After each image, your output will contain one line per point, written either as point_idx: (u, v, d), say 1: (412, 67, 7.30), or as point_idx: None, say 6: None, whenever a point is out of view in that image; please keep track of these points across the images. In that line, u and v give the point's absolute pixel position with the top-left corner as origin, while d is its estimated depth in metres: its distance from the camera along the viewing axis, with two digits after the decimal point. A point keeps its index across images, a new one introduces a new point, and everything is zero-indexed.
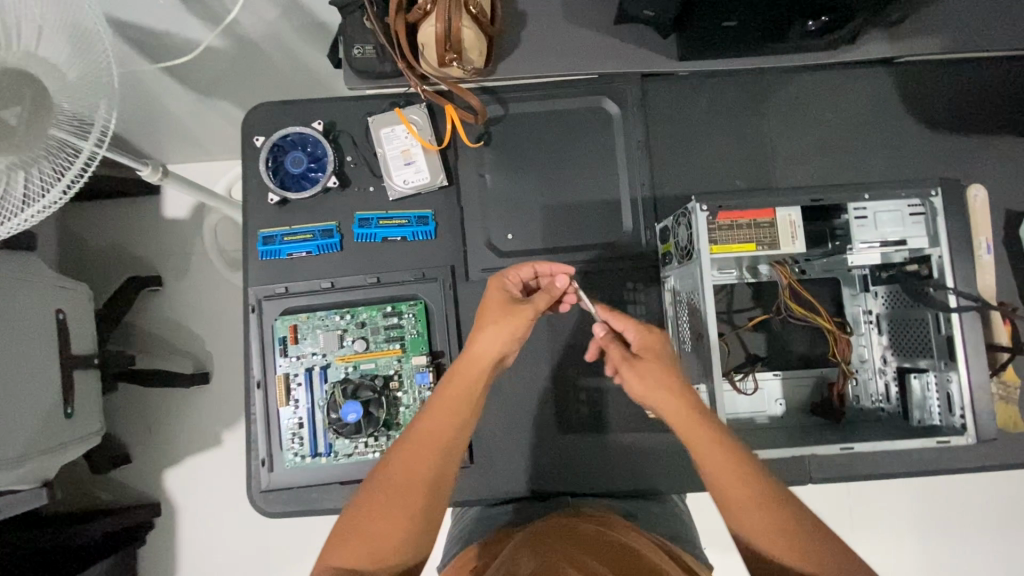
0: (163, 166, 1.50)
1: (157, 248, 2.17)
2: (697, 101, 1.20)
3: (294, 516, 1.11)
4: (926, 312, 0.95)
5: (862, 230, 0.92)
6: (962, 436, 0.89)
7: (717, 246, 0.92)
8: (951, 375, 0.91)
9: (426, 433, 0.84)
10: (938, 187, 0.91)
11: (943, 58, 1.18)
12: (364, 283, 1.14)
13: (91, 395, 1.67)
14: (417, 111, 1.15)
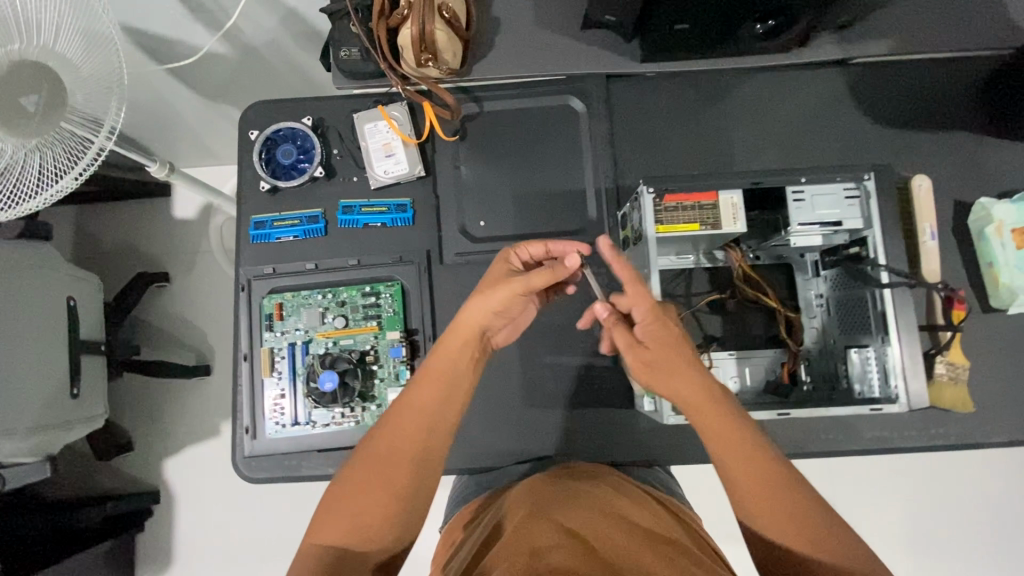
0: (170, 163, 1.61)
1: (166, 245, 2.29)
2: (660, 99, 1.28)
3: (274, 482, 1.18)
4: (864, 290, 1.02)
5: (799, 212, 0.99)
6: (895, 404, 0.95)
7: (663, 227, 1.00)
8: (886, 349, 0.98)
9: (417, 403, 0.91)
10: (871, 172, 0.98)
11: (892, 60, 1.26)
12: (345, 265, 1.22)
13: (96, 379, 1.77)
14: (398, 108, 1.25)
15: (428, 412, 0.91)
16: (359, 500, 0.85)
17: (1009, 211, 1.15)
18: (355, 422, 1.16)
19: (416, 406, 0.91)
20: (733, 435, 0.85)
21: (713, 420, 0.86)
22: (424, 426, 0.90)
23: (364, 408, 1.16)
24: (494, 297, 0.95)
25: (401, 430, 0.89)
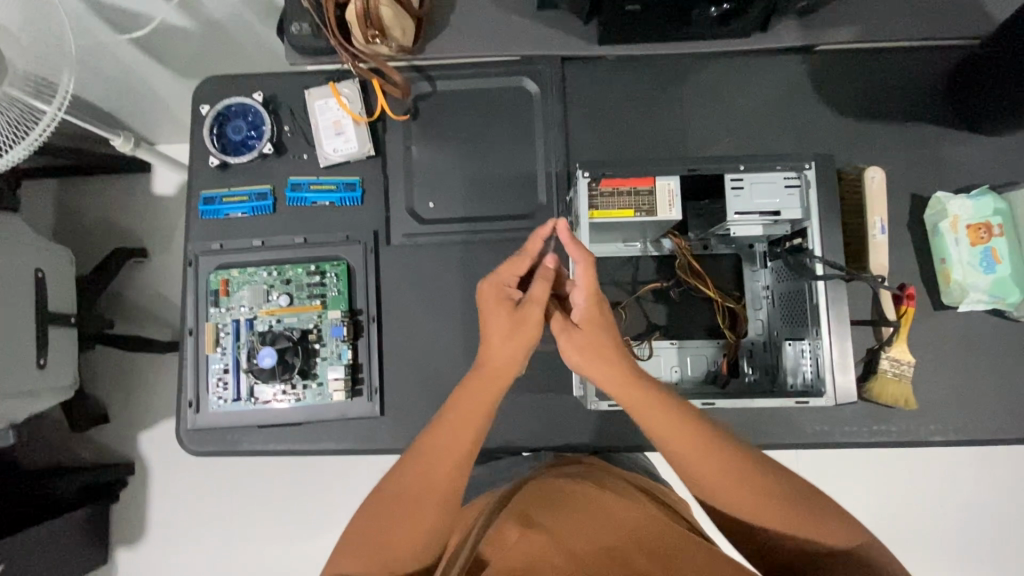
0: (135, 137, 1.59)
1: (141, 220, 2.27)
2: (617, 83, 1.25)
3: (217, 456, 1.19)
4: (801, 282, 1.00)
5: (736, 200, 0.98)
6: (822, 398, 0.94)
7: (597, 212, 0.99)
8: (818, 342, 0.96)
9: (445, 447, 0.86)
10: (812, 162, 0.97)
11: (855, 47, 1.22)
12: (292, 243, 1.22)
13: (65, 350, 1.79)
14: (349, 85, 1.24)
15: (462, 455, 0.86)
16: (387, 543, 0.84)
17: (965, 206, 1.13)
18: (296, 400, 1.17)
19: (442, 449, 0.86)
20: (682, 429, 0.80)
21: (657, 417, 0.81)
22: (459, 470, 0.86)
23: (305, 386, 1.16)
24: (511, 333, 0.88)
25: (423, 473, 0.85)
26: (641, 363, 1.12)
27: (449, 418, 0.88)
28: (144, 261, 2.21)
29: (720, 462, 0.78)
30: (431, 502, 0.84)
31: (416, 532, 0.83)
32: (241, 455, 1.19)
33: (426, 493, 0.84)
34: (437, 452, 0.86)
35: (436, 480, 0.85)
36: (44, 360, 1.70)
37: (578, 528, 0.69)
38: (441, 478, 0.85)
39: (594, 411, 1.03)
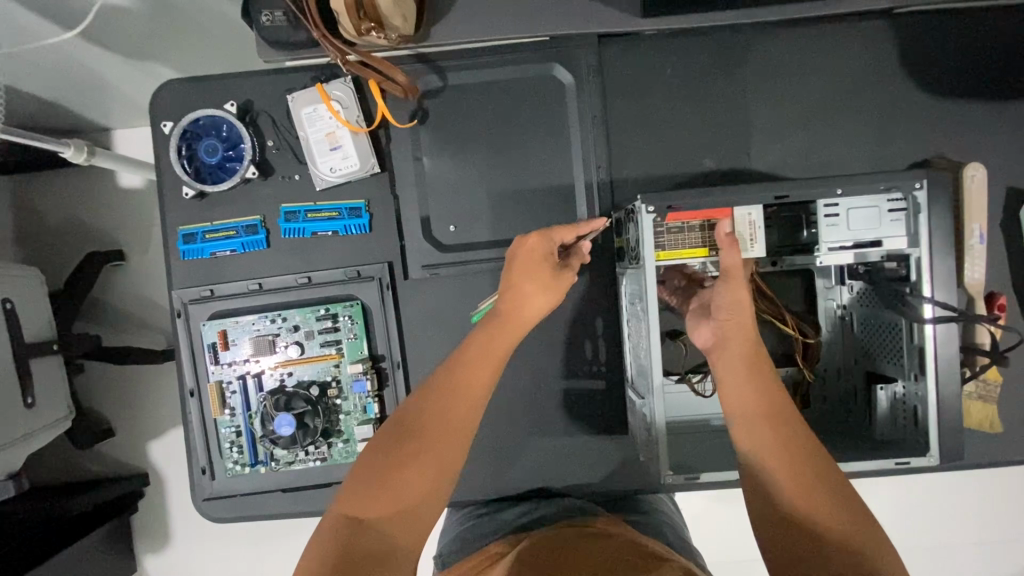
0: (88, 144, 1.22)
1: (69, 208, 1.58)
2: (664, 67, 1.05)
3: (240, 521, 1.09)
4: (899, 318, 0.91)
5: (831, 230, 0.89)
6: (924, 456, 0.89)
7: (665, 253, 0.89)
8: (920, 389, 0.89)
9: (457, 389, 0.77)
10: (925, 181, 0.85)
11: (949, 9, 1.02)
12: (295, 284, 1.05)
13: (58, 373, 1.37)
14: (341, 86, 1.03)
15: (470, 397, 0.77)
16: (388, 494, 0.69)
17: None
18: (321, 460, 1.05)
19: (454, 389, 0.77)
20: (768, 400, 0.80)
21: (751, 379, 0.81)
22: (469, 416, 0.76)
23: (330, 445, 1.04)
24: (551, 287, 0.83)
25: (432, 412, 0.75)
26: (704, 401, 1.02)
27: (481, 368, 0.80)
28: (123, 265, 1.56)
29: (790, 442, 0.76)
30: (442, 442, 0.73)
31: (420, 481, 0.71)
32: (267, 519, 1.10)
33: (436, 431, 0.74)
34: (454, 392, 0.77)
35: (448, 426, 0.75)
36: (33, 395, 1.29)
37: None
38: (455, 420, 0.75)
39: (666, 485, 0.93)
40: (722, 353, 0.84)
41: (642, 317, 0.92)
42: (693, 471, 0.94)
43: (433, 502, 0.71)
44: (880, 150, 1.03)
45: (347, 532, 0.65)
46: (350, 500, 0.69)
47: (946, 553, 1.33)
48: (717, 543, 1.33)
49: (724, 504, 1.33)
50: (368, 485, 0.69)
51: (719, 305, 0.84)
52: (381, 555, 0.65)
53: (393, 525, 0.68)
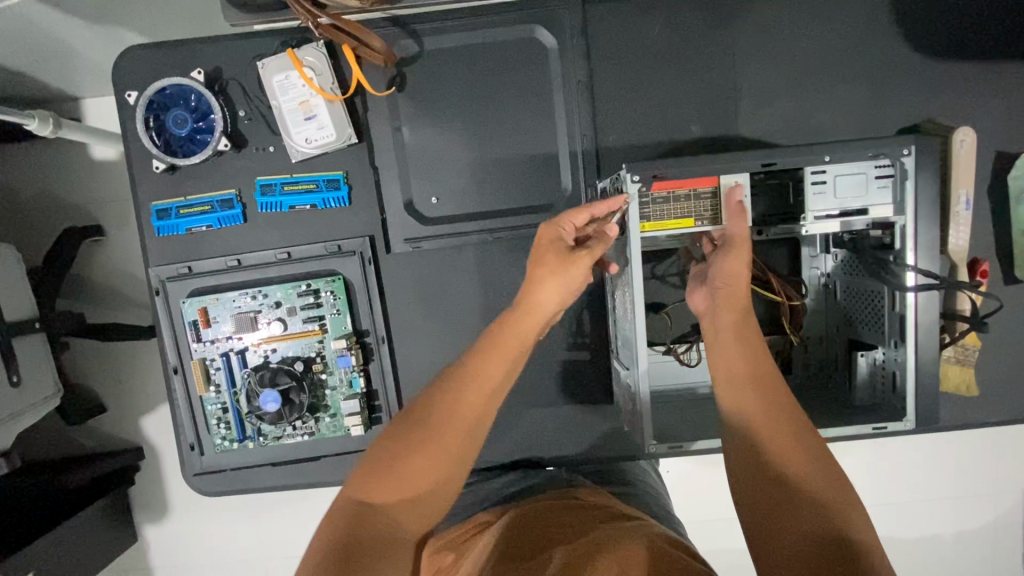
0: (54, 116, 1.17)
1: (39, 183, 1.52)
2: (652, 28, 1.01)
3: (232, 495, 1.11)
4: (881, 286, 0.92)
5: (817, 199, 0.87)
6: (902, 421, 0.90)
7: (650, 224, 0.88)
8: (900, 355, 0.90)
9: (465, 382, 0.76)
10: (913, 146, 0.83)
11: None
12: (275, 259, 1.03)
13: (42, 353, 1.34)
14: (313, 52, 0.97)
15: (480, 391, 0.77)
16: (393, 479, 0.70)
17: None
18: (308, 434, 1.05)
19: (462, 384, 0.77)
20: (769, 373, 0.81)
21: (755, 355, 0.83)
22: (478, 409, 0.76)
23: (317, 420, 1.05)
24: (556, 272, 0.82)
25: (439, 401, 0.75)
26: (686, 371, 1.04)
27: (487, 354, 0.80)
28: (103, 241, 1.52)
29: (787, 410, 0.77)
30: (448, 430, 0.73)
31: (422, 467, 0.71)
32: (259, 492, 1.11)
33: (442, 420, 0.74)
34: (461, 384, 0.76)
35: (455, 416, 0.74)
36: (17, 375, 1.26)
37: (583, 564, 0.67)
38: (462, 412, 0.75)
39: (650, 454, 0.95)
40: (715, 317, 0.87)
41: (626, 287, 0.92)
42: (679, 440, 0.95)
43: (440, 491, 0.73)
44: (868, 115, 1.01)
45: (355, 516, 0.67)
46: (358, 483, 0.70)
47: (915, 508, 1.39)
48: (701, 506, 1.38)
49: (707, 469, 1.37)
50: (375, 470, 0.70)
51: (716, 274, 0.86)
52: (383, 540, 0.66)
53: (399, 511, 0.69)
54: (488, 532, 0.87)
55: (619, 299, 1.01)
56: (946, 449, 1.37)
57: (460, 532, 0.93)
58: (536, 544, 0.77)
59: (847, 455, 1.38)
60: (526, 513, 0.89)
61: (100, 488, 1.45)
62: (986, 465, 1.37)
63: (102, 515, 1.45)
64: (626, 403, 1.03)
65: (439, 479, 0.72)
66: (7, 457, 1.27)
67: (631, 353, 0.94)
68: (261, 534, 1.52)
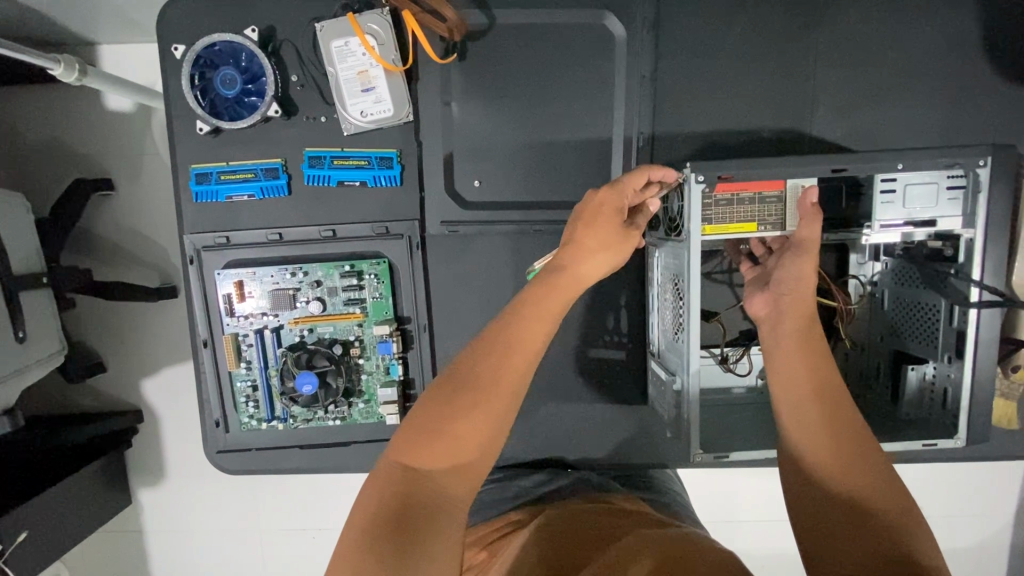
0: (81, 62, 1.08)
1: (41, 126, 1.39)
2: (728, 25, 0.96)
3: (254, 474, 1.08)
4: (938, 299, 0.86)
5: (884, 208, 0.82)
6: (952, 439, 0.86)
7: (712, 227, 0.83)
8: (955, 371, 0.86)
9: (511, 336, 0.67)
10: (988, 158, 0.77)
11: None
12: (319, 237, 0.99)
13: (48, 309, 1.26)
14: (376, 18, 0.91)
15: (525, 347, 0.66)
16: (441, 445, 0.61)
17: None
18: (340, 419, 1.02)
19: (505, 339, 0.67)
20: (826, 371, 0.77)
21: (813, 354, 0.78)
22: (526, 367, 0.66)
23: (350, 405, 1.01)
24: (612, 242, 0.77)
25: (482, 356, 0.65)
26: (737, 380, 1.02)
27: (531, 307, 0.70)
28: (115, 197, 1.40)
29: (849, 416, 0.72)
30: (496, 393, 0.64)
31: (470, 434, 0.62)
32: (282, 473, 1.08)
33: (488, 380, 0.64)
34: (506, 341, 0.66)
35: (502, 374, 0.64)
36: (23, 332, 1.18)
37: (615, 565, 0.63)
38: (511, 370, 0.65)
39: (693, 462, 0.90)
40: (775, 326, 0.83)
41: (676, 293, 0.89)
42: (723, 451, 0.91)
43: (489, 455, 0.64)
44: (939, 135, 0.98)
45: (400, 486, 0.59)
46: (402, 445, 0.61)
47: None
48: (703, 507, 1.38)
49: (715, 473, 1.36)
50: (421, 433, 0.61)
51: (781, 279, 0.83)
52: (434, 507, 0.58)
53: (449, 477, 0.61)
54: (525, 529, 0.85)
55: (669, 305, 0.94)
56: (953, 471, 1.39)
57: (494, 528, 0.91)
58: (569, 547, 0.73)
59: None
60: (565, 513, 0.85)
61: (100, 447, 1.38)
62: (988, 490, 1.39)
63: (99, 476, 1.38)
64: (669, 410, 0.96)
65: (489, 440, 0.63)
66: (9, 416, 1.18)
67: (678, 357, 0.90)
68: (257, 508, 1.47)
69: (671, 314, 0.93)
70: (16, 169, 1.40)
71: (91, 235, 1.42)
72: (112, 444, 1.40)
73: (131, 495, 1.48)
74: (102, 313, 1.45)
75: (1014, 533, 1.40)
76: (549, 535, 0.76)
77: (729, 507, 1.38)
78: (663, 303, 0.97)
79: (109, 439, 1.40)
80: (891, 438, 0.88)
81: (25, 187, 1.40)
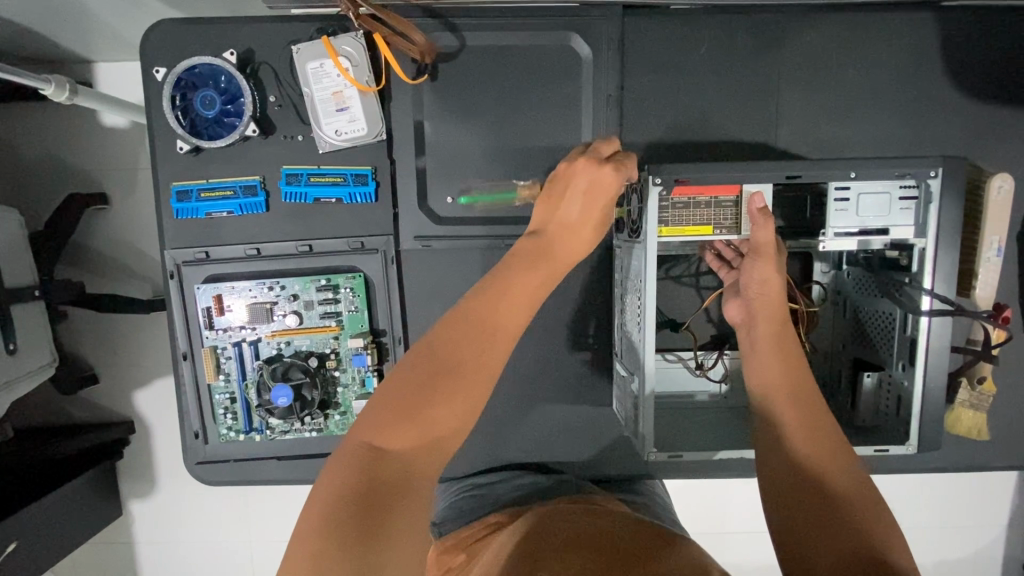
0: (71, 82, 1.10)
1: (34, 144, 1.42)
2: (697, 45, 0.99)
3: (234, 484, 1.09)
4: (894, 307, 0.87)
5: (839, 216, 0.82)
6: (903, 445, 0.86)
7: (668, 228, 0.84)
8: (907, 379, 0.86)
9: (485, 328, 0.71)
10: (940, 169, 0.79)
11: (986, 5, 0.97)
12: (296, 252, 1.01)
13: (39, 322, 1.27)
14: (351, 41, 0.94)
15: (502, 333, 0.72)
16: (412, 426, 0.63)
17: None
18: (317, 430, 1.04)
19: (478, 330, 0.71)
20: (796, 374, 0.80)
21: (787, 360, 0.81)
22: (493, 357, 0.70)
23: (326, 417, 1.03)
24: (571, 229, 0.82)
25: (457, 338, 0.69)
26: (711, 383, 1.02)
27: (501, 298, 0.73)
28: (106, 211, 1.43)
29: (818, 416, 0.76)
30: (466, 381, 0.67)
31: (439, 421, 0.65)
32: (260, 484, 1.09)
33: (457, 368, 0.68)
34: (484, 328, 0.71)
35: (477, 360, 0.69)
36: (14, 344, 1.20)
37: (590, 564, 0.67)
38: (488, 358, 0.70)
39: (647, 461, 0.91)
40: (752, 328, 0.86)
41: (637, 294, 0.89)
42: (677, 449, 0.92)
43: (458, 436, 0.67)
44: (900, 150, 1.00)
45: (369, 468, 0.61)
46: (370, 428, 0.63)
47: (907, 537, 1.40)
48: (691, 519, 1.38)
49: (702, 484, 1.36)
50: (392, 417, 0.63)
51: (749, 284, 0.85)
52: (401, 487, 0.61)
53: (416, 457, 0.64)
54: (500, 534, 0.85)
55: (631, 307, 0.95)
56: (940, 482, 1.38)
57: (474, 530, 0.92)
58: (550, 538, 0.76)
59: None
60: (544, 511, 0.86)
61: (88, 459, 1.39)
62: (976, 500, 1.38)
63: (89, 487, 1.39)
64: (628, 411, 0.98)
65: (459, 425, 0.67)
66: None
67: (635, 360, 0.92)
68: (247, 519, 1.48)
69: (633, 313, 0.93)
70: (11, 185, 1.43)
71: (82, 249, 1.44)
72: (97, 459, 1.40)
73: (120, 507, 1.49)
74: (90, 327, 1.46)
75: (1004, 541, 1.40)
76: (525, 536, 0.77)
77: (715, 516, 1.38)
78: (627, 306, 0.98)
79: (95, 453, 1.40)
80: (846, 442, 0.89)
81: (19, 203, 1.43)
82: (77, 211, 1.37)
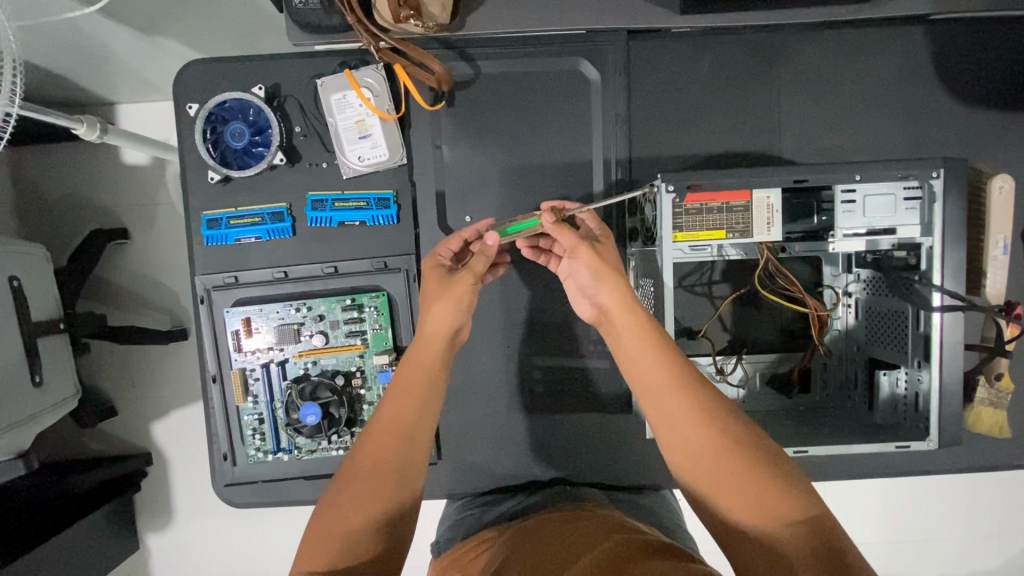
0: (101, 121, 1.13)
1: (60, 182, 1.47)
2: (697, 67, 1.04)
3: (261, 506, 1.10)
4: (905, 305, 0.89)
5: (846, 217, 0.86)
6: (923, 441, 0.88)
7: (682, 234, 0.87)
8: (923, 375, 0.88)
9: (402, 389, 0.81)
10: (941, 169, 0.83)
11: (974, 17, 1.02)
12: (321, 273, 1.05)
13: (64, 354, 1.30)
14: (372, 73, 1.00)
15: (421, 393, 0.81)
16: (358, 496, 0.72)
17: None
18: (343, 448, 1.06)
19: (398, 396, 0.80)
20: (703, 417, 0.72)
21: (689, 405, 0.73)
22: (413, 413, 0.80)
23: (353, 435, 1.05)
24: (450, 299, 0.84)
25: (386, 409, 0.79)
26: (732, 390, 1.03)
27: (409, 365, 0.83)
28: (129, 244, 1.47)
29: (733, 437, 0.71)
30: (392, 443, 0.77)
31: (375, 486, 0.73)
32: (286, 505, 1.10)
33: (383, 432, 0.77)
34: (403, 393, 0.80)
35: (393, 421, 0.79)
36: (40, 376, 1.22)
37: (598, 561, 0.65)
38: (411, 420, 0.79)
39: None
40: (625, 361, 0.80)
41: (655, 300, 0.92)
42: None
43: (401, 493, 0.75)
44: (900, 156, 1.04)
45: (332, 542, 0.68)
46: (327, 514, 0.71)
47: (942, 547, 1.38)
48: None
49: None
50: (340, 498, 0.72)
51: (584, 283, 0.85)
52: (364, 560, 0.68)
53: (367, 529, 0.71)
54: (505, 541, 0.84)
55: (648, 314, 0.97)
56: (980, 493, 1.37)
57: (483, 536, 0.91)
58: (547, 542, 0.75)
59: (898, 496, 1.37)
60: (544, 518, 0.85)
61: (108, 490, 1.39)
62: (1012, 507, 1.37)
63: (109, 520, 1.38)
64: None
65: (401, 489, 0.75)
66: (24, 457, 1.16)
67: None
68: (267, 547, 1.48)
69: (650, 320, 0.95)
70: (37, 222, 1.48)
71: (105, 283, 1.49)
72: (118, 490, 1.40)
73: (138, 541, 1.49)
74: (112, 359, 1.49)
75: None
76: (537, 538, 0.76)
77: None
78: None
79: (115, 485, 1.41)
80: (867, 440, 0.90)
81: (45, 238, 1.48)
82: (101, 245, 1.42)
